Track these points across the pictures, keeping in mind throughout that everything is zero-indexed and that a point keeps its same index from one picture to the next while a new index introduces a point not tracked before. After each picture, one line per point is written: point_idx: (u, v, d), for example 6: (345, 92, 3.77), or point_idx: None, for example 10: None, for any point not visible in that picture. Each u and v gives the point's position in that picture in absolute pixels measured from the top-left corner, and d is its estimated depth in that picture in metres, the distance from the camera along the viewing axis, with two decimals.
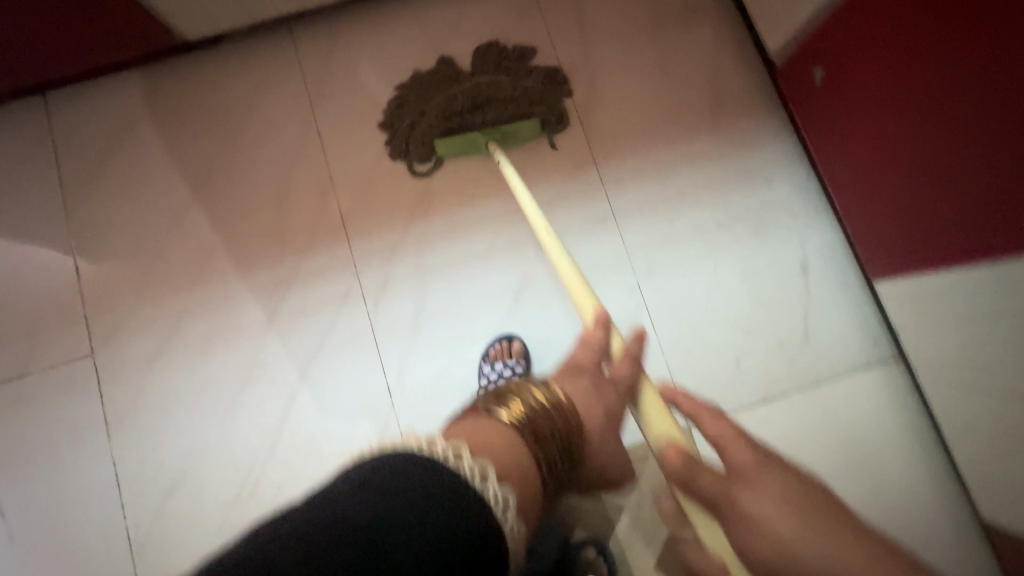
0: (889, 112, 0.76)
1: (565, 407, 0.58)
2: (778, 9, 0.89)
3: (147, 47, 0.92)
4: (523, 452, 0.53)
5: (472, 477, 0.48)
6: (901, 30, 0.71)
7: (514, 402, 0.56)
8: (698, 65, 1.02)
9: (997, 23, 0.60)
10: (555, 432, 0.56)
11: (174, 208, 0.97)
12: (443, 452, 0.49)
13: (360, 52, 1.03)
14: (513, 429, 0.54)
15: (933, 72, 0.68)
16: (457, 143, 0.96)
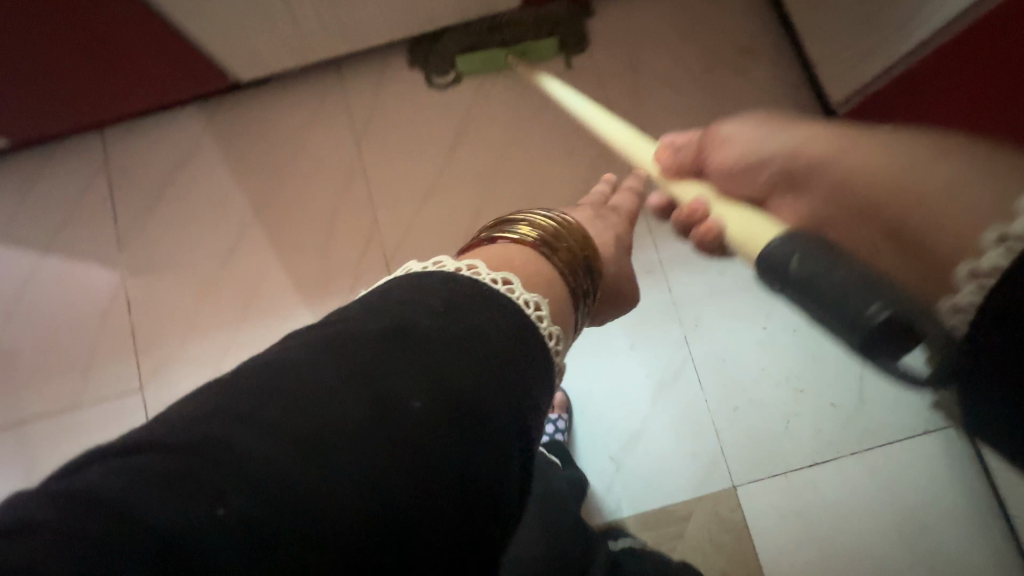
0: None
1: (574, 227, 0.49)
2: (859, 43, 0.76)
3: (202, 85, 0.92)
4: (539, 266, 0.43)
5: (491, 283, 0.37)
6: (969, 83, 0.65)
7: (525, 225, 0.46)
8: (758, 103, 0.91)
9: None
10: (571, 252, 0.46)
11: (219, 242, 0.94)
12: (455, 268, 0.37)
13: (407, 84, 0.96)
14: (528, 249, 0.44)
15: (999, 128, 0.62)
16: (476, 60, 0.92)
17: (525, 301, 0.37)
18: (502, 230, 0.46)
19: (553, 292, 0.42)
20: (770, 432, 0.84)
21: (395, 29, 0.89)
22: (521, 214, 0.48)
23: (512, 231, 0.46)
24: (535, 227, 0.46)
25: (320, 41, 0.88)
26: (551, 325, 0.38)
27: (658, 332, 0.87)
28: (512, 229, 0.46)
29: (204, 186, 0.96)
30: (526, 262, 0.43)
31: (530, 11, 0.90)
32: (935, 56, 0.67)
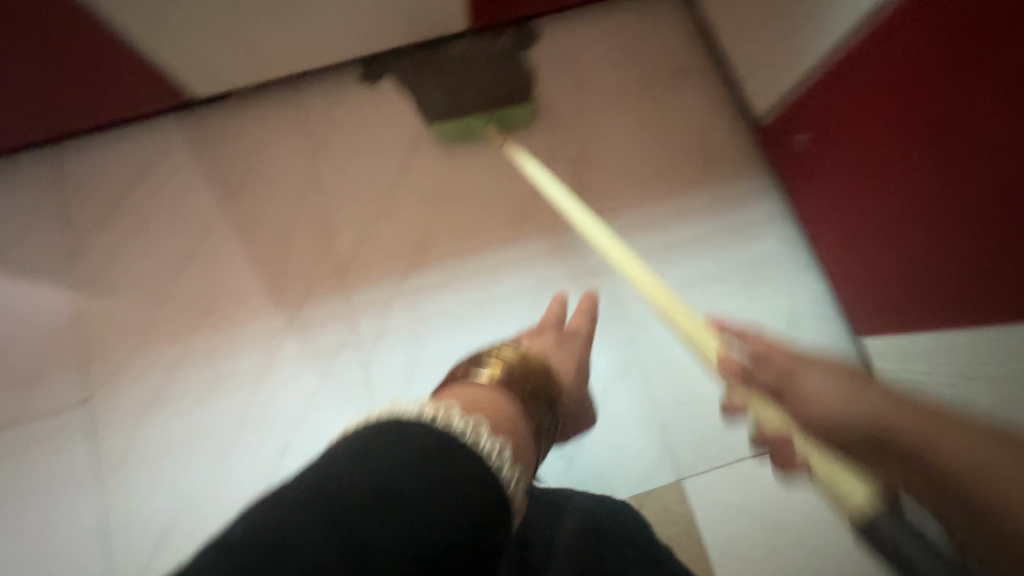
0: (876, 181, 0.73)
1: (530, 361, 0.59)
2: (773, 62, 0.84)
3: (160, 101, 0.95)
4: (503, 406, 0.50)
5: (463, 432, 0.42)
6: (871, 97, 0.70)
7: (492, 366, 0.55)
8: (690, 118, 0.99)
9: (961, 92, 0.59)
10: (531, 389, 0.55)
11: (174, 254, 0.95)
12: (431, 415, 0.42)
13: (363, 101, 1.00)
14: (494, 388, 0.52)
15: (907, 142, 0.67)
16: (454, 129, 0.96)
17: (490, 448, 0.41)
18: (472, 373, 0.54)
19: (512, 431, 0.48)
20: (714, 423, 0.87)
21: (349, 48, 0.94)
22: (486, 354, 0.58)
23: (478, 373, 0.54)
24: (501, 362, 0.56)
25: (274, 59, 0.92)
26: (514, 471, 0.42)
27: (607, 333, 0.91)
28: (479, 371, 0.54)
29: (159, 201, 0.97)
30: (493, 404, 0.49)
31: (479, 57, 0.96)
32: (829, 70, 0.75)
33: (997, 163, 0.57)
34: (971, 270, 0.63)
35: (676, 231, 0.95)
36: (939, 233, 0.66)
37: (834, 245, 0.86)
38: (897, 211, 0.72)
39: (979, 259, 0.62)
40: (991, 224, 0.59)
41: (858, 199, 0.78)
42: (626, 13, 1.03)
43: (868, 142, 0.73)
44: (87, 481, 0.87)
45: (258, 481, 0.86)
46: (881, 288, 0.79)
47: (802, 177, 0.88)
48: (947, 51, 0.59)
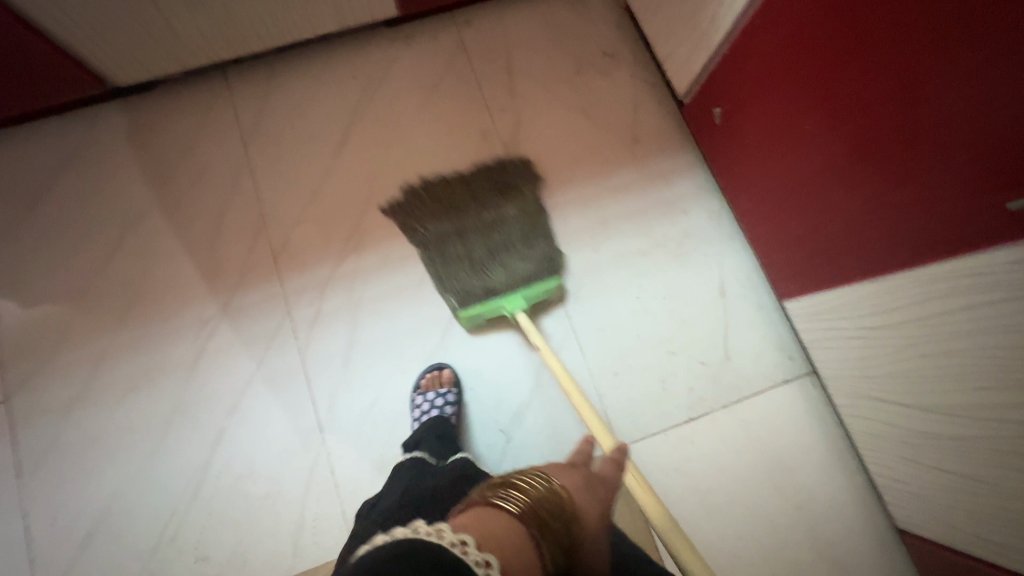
0: (784, 146, 0.78)
1: (559, 493, 0.50)
2: (688, 40, 0.88)
3: (80, 91, 0.92)
4: (521, 544, 0.45)
5: (475, 565, 0.41)
6: (770, 65, 0.74)
7: (518, 491, 0.49)
8: (618, 100, 1.02)
9: (844, 52, 0.63)
10: (556, 527, 0.47)
11: (98, 248, 0.92)
12: (450, 540, 0.42)
13: (294, 89, 0.99)
14: (517, 522, 0.47)
15: (807, 107, 0.71)
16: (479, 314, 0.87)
17: None
18: (498, 496, 0.50)
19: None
20: (649, 391, 0.90)
21: (277, 33, 0.93)
22: (515, 477, 0.52)
23: (504, 499, 0.49)
24: (529, 492, 0.49)
25: (199, 45, 0.90)
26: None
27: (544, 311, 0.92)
28: (504, 499, 0.49)
29: (81, 193, 0.94)
30: (513, 545, 0.45)
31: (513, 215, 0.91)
32: (738, 41, 0.78)
33: (885, 115, 0.61)
34: (874, 222, 0.68)
35: (609, 208, 0.97)
36: (865, 187, 0.67)
37: (766, 210, 0.87)
38: (824, 169, 0.72)
39: (879, 210, 0.67)
40: (915, 171, 0.60)
41: (787, 161, 0.78)
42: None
43: (792, 102, 0.73)
44: (7, 484, 0.83)
45: (191, 475, 0.84)
46: (812, 249, 0.79)
47: (723, 150, 0.91)
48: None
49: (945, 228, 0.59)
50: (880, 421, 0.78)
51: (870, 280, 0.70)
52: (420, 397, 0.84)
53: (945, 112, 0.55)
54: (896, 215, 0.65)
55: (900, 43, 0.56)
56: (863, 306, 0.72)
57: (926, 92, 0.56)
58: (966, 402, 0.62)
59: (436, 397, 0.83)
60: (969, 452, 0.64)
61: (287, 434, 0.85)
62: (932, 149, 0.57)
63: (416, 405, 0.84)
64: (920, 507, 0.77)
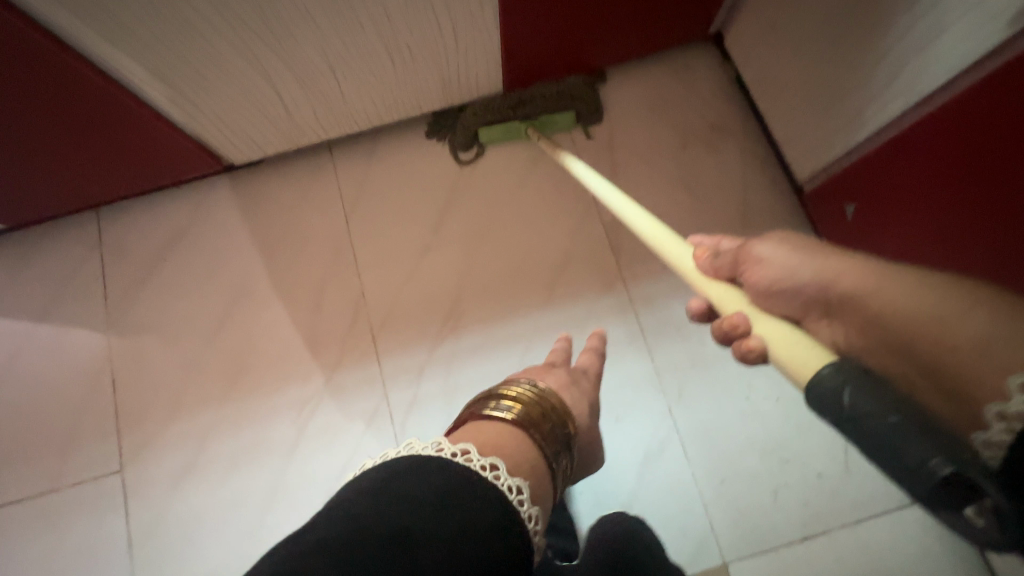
0: (927, 254, 0.71)
1: (546, 402, 0.56)
2: (815, 128, 0.82)
3: (197, 168, 0.96)
4: (525, 442, 0.52)
5: (482, 471, 0.45)
6: (919, 172, 0.68)
7: (511, 401, 0.55)
8: (727, 180, 0.96)
9: (1019, 180, 0.56)
10: (552, 428, 0.54)
11: (210, 317, 0.95)
12: (450, 453, 0.46)
13: (396, 165, 1.00)
14: (518, 427, 0.52)
15: (960, 221, 0.64)
16: (499, 131, 0.97)
17: (509, 486, 0.46)
18: (490, 407, 0.54)
19: (538, 469, 0.51)
20: (760, 503, 0.83)
21: (383, 112, 0.94)
22: (502, 387, 0.57)
23: (498, 409, 0.54)
24: (520, 402, 0.55)
25: (309, 124, 0.92)
26: (531, 507, 0.46)
27: (616, 321, 0.91)
28: (497, 407, 0.54)
29: (194, 265, 0.97)
30: (517, 444, 0.51)
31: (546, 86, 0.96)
32: (886, 143, 0.71)
33: None
34: None
35: None
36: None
37: None
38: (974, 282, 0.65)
39: None
40: None
41: (925, 267, 0.72)
42: (658, 72, 1.02)
43: (933, 209, 0.67)
44: (120, 554, 0.86)
45: None
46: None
47: (851, 249, 0.84)
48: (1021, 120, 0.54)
49: None
50: None
51: None
52: None
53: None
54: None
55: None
56: None
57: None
58: None
59: None
60: None
61: None
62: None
63: None
64: None
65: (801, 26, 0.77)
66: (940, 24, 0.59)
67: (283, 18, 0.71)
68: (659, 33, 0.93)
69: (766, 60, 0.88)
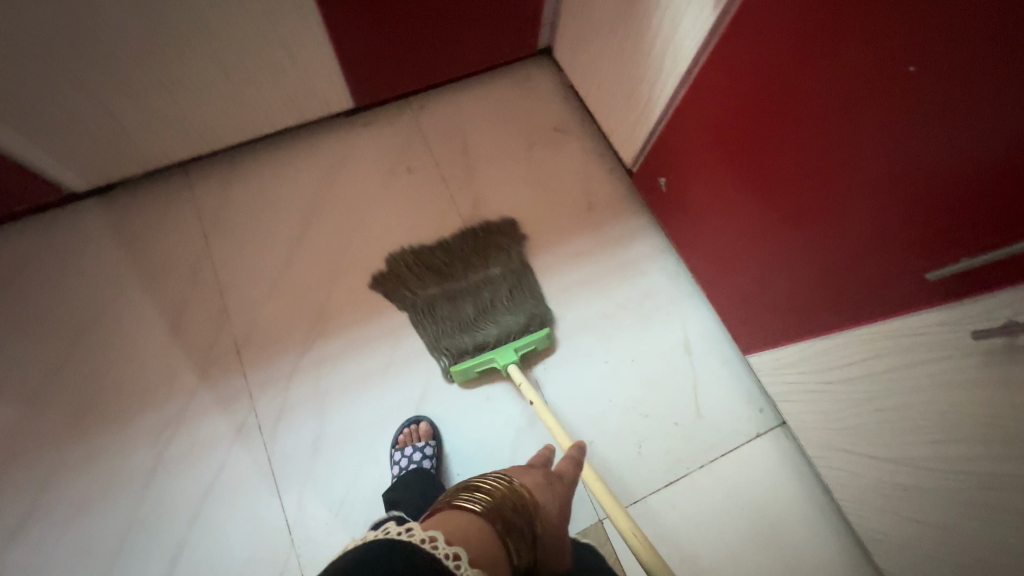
0: (733, 201, 0.78)
1: (518, 490, 0.57)
2: (627, 117, 0.94)
3: (35, 199, 0.93)
4: (489, 541, 0.52)
5: (444, 559, 0.47)
6: (707, 128, 0.76)
7: (483, 490, 0.57)
8: (570, 172, 1.07)
9: (773, 112, 0.64)
10: (516, 523, 0.54)
11: (55, 354, 0.90)
12: (419, 540, 0.49)
13: (254, 183, 1.02)
14: (482, 518, 0.54)
15: (747, 162, 0.72)
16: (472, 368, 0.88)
17: None
18: (463, 498, 0.57)
19: (490, 567, 0.51)
20: (625, 457, 0.89)
21: (233, 131, 0.96)
22: (475, 481, 0.59)
23: (471, 499, 0.56)
24: (494, 492, 0.57)
25: (155, 147, 0.92)
26: None
27: None
28: (470, 498, 0.56)
29: (38, 300, 0.93)
30: (482, 539, 0.52)
31: (503, 282, 0.93)
32: (675, 115, 0.82)
33: (825, 168, 0.61)
34: (831, 271, 0.66)
35: (570, 276, 1.00)
36: (820, 233, 0.65)
37: (724, 269, 0.87)
38: (774, 223, 0.72)
39: (833, 259, 0.65)
40: (870, 205, 0.57)
41: (772, 206, 0.71)
42: (501, 82, 1.13)
43: (736, 159, 0.73)
44: None
45: None
46: (814, 300, 0.71)
47: (671, 215, 0.95)
48: (794, 39, 0.57)
49: (902, 276, 0.57)
50: (846, 473, 0.78)
51: (824, 335, 0.71)
52: (397, 455, 0.83)
53: (939, 117, 0.47)
54: (906, 249, 0.56)
55: (857, 67, 0.52)
56: (821, 362, 0.73)
57: (913, 101, 0.49)
58: (925, 451, 0.62)
59: (414, 452, 0.82)
60: (938, 503, 0.63)
61: (253, 537, 0.81)
62: (919, 172, 0.51)
63: (395, 463, 0.83)
64: (901, 562, 0.75)
65: (602, 30, 0.90)
66: (679, 12, 0.72)
67: (98, 35, 0.73)
68: (491, 47, 1.03)
69: (585, 64, 1.00)
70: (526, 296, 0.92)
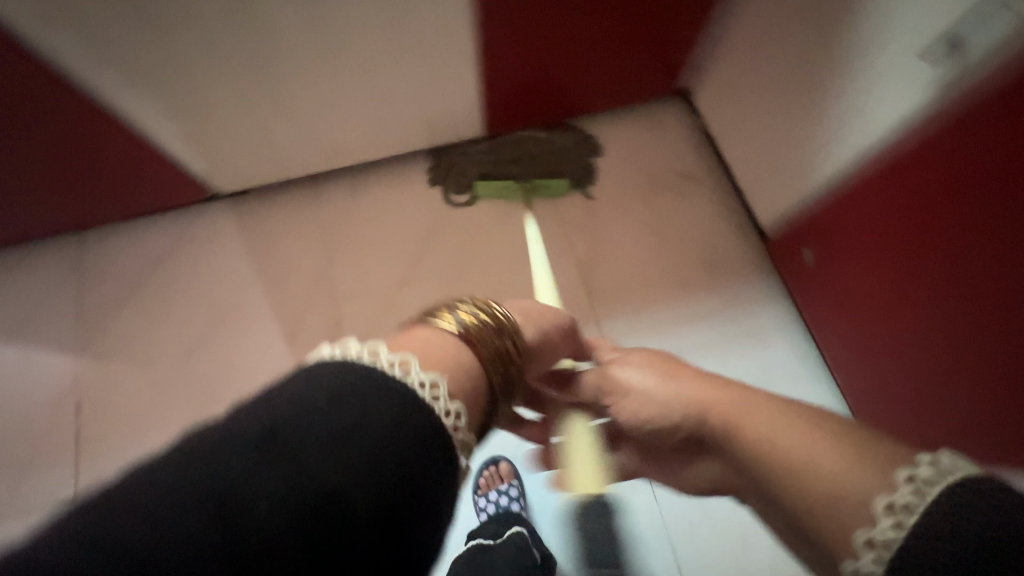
0: (888, 298, 0.71)
1: (507, 325, 0.42)
2: (777, 180, 0.88)
3: (185, 196, 0.99)
4: (466, 366, 0.37)
5: (388, 367, 0.32)
6: (872, 218, 0.70)
7: (452, 311, 0.40)
8: (696, 224, 1.01)
9: (959, 222, 0.58)
10: (503, 353, 0.40)
11: (183, 342, 0.95)
12: (357, 354, 0.32)
13: (379, 199, 1.03)
14: (456, 340, 0.38)
15: (913, 265, 0.66)
16: (492, 188, 1.01)
17: (422, 385, 0.32)
18: (436, 317, 0.40)
19: (466, 383, 0.36)
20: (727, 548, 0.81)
21: (368, 149, 0.98)
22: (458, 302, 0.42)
23: (446, 319, 0.39)
24: (472, 313, 0.41)
25: (295, 156, 0.96)
26: (454, 412, 0.32)
27: None
28: (446, 318, 0.40)
29: (175, 287, 0.99)
30: (452, 353, 0.37)
31: (546, 147, 1.03)
32: (835, 195, 0.76)
33: (1010, 296, 0.54)
34: (995, 406, 0.59)
35: (684, 336, 0.94)
36: (988, 361, 0.59)
37: (866, 365, 0.79)
38: (935, 335, 0.65)
39: (1000, 395, 0.58)
40: None
41: (932, 318, 0.65)
42: (632, 121, 1.08)
43: (901, 258, 0.67)
44: None
45: None
46: (925, 424, 0.70)
47: (813, 293, 0.88)
48: (1003, 155, 0.52)
49: None
50: None
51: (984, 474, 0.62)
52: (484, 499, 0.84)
53: None
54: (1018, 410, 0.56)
55: None
56: None
57: None
58: None
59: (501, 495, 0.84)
60: None
61: None
62: None
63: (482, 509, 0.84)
64: None
65: (765, 84, 0.84)
66: (871, 89, 0.65)
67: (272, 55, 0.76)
68: (630, 86, 1.00)
69: (733, 112, 0.94)
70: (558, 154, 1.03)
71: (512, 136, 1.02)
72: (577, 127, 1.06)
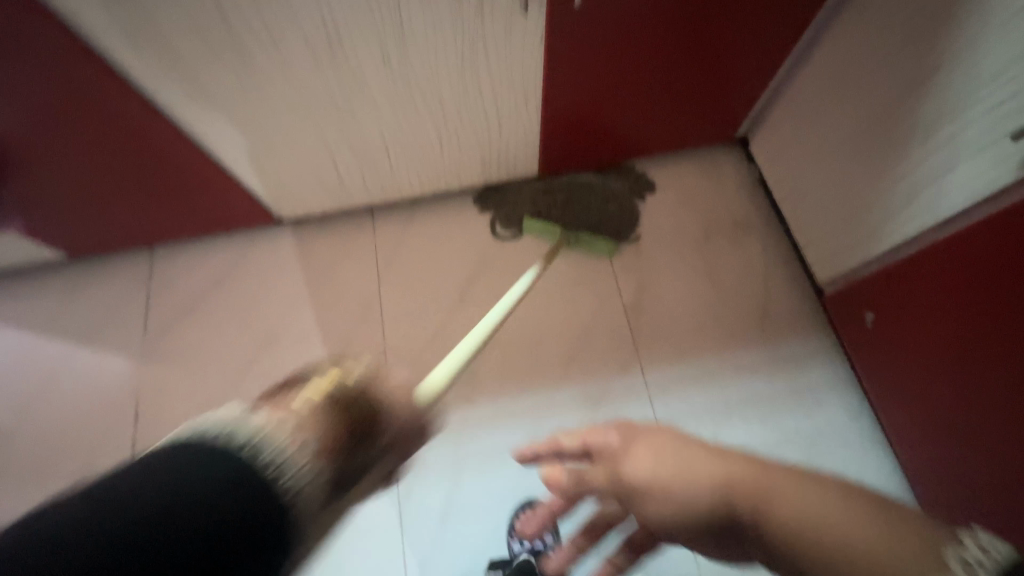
0: (963, 374, 0.69)
1: (349, 389, 0.49)
2: (839, 237, 0.86)
3: (249, 220, 1.04)
4: (302, 428, 0.44)
5: (213, 435, 0.41)
6: (946, 291, 0.68)
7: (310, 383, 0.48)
8: (748, 275, 0.99)
9: None
10: (345, 418, 0.47)
11: (237, 360, 0.99)
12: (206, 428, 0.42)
13: (431, 232, 1.06)
14: (302, 407, 0.46)
15: (995, 344, 0.63)
16: (537, 228, 1.03)
17: (246, 449, 0.41)
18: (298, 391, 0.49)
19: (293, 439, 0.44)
20: None
21: (426, 184, 1.02)
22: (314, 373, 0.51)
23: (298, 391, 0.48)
24: (323, 383, 0.48)
25: (357, 189, 1.00)
26: (273, 470, 0.41)
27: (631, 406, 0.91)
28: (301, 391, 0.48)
29: (233, 306, 1.04)
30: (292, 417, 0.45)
31: (597, 194, 1.04)
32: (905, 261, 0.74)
33: None
34: None
35: (732, 390, 0.91)
36: None
37: (935, 437, 0.76)
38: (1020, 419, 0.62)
39: None
40: None
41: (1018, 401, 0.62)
42: (686, 166, 1.08)
43: (980, 336, 0.65)
44: None
45: None
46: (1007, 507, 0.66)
47: (872, 356, 0.85)
48: None
49: None
50: None
51: None
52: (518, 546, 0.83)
53: None
54: None
55: None
56: None
57: None
58: None
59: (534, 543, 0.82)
60: None
61: None
62: None
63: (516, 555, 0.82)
64: None
65: (832, 142, 0.82)
66: (954, 156, 0.65)
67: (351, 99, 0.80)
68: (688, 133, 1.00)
69: (794, 166, 0.93)
70: (605, 201, 1.04)
71: (565, 181, 1.05)
72: (632, 171, 1.07)
